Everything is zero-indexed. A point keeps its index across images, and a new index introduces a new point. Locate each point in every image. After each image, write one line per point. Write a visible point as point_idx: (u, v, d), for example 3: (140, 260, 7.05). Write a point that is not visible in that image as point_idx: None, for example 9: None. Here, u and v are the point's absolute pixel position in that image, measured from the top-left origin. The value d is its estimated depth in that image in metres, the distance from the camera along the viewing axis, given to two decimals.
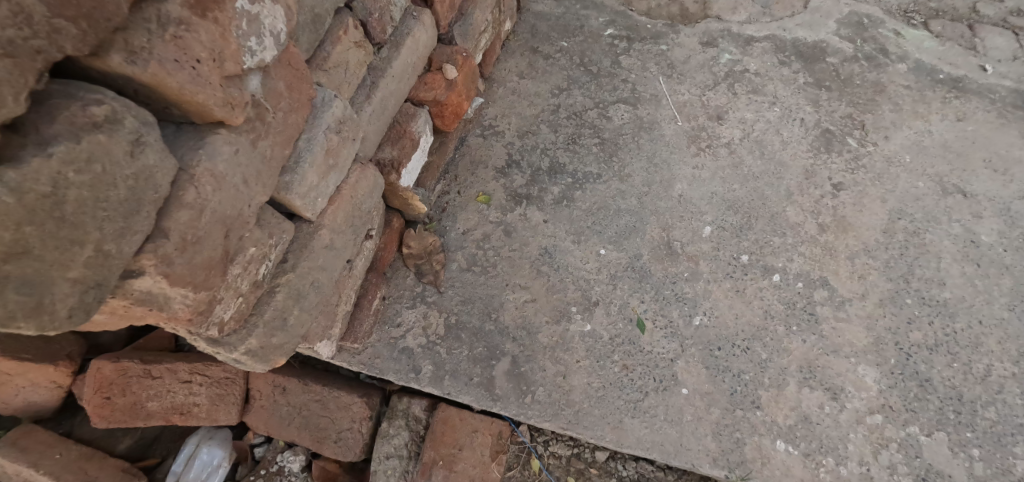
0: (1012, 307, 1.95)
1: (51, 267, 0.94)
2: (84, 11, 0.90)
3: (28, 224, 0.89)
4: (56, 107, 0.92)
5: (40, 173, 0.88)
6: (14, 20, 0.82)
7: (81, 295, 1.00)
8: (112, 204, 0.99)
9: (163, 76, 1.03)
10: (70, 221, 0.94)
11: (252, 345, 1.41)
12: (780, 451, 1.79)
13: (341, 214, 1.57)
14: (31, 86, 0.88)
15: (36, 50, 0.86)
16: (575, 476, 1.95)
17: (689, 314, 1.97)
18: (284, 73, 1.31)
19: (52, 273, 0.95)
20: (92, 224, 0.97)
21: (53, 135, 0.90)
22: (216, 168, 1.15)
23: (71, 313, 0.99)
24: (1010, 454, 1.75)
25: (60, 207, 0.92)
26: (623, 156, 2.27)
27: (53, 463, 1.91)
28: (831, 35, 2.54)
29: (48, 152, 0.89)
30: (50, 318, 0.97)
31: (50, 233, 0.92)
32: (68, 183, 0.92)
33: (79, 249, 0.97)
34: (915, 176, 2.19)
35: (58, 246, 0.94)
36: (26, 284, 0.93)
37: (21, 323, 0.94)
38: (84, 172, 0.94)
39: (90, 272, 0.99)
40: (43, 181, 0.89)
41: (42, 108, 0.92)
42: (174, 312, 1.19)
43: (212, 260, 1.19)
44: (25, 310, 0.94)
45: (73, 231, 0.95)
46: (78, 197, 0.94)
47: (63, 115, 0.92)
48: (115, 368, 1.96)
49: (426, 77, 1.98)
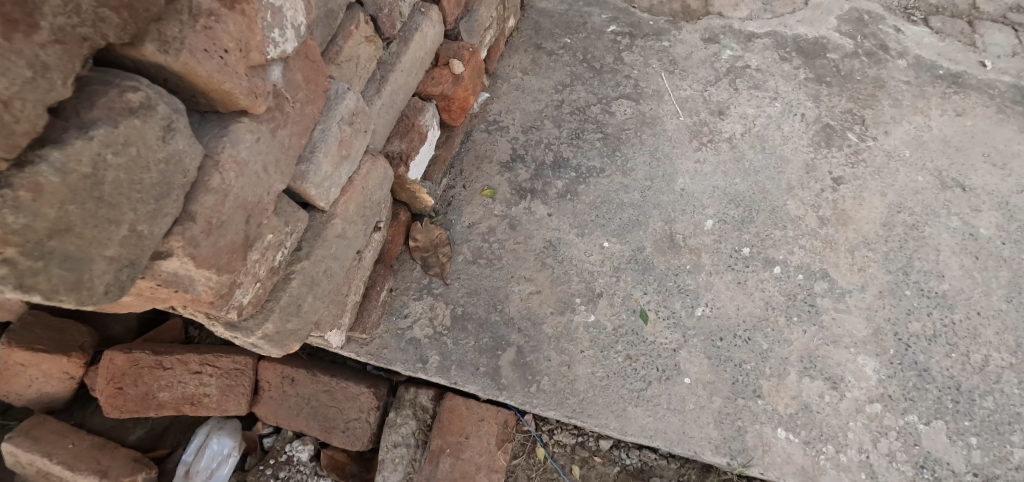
0: (1010, 299, 1.98)
1: (90, 245, 0.97)
2: (126, 2, 0.94)
3: (70, 203, 0.93)
4: (95, 93, 0.96)
5: (82, 154, 0.92)
6: (63, 9, 0.86)
7: (117, 272, 1.03)
8: (146, 186, 1.03)
9: (194, 65, 1.07)
10: (107, 202, 0.98)
11: (268, 329, 1.44)
12: (781, 439, 1.82)
13: (353, 205, 1.60)
14: (76, 71, 0.91)
15: (83, 37, 0.90)
16: (579, 464, 1.99)
17: (692, 305, 2.00)
18: (302, 65, 1.35)
19: (91, 250, 0.98)
20: (127, 204, 1.01)
21: (93, 119, 0.94)
22: (240, 155, 1.19)
23: (108, 289, 1.02)
24: (1007, 442, 1.79)
25: (99, 187, 0.96)
26: (625, 150, 2.31)
27: (66, 453, 1.94)
28: (832, 31, 2.57)
29: (89, 135, 0.92)
30: (89, 294, 0.99)
31: (90, 212, 0.96)
32: (107, 164, 0.96)
33: (116, 229, 1.00)
34: (915, 170, 2.23)
35: (96, 224, 0.97)
36: (68, 260, 0.95)
37: (63, 297, 0.97)
38: (121, 155, 0.97)
39: (125, 251, 1.02)
40: (84, 162, 0.92)
41: (82, 94, 0.95)
42: (198, 295, 1.22)
43: (234, 245, 1.23)
44: (67, 285, 0.96)
45: (109, 211, 0.99)
46: (115, 179, 0.98)
47: (102, 101, 0.96)
48: (127, 358, 2.00)
49: (433, 72, 2.01)
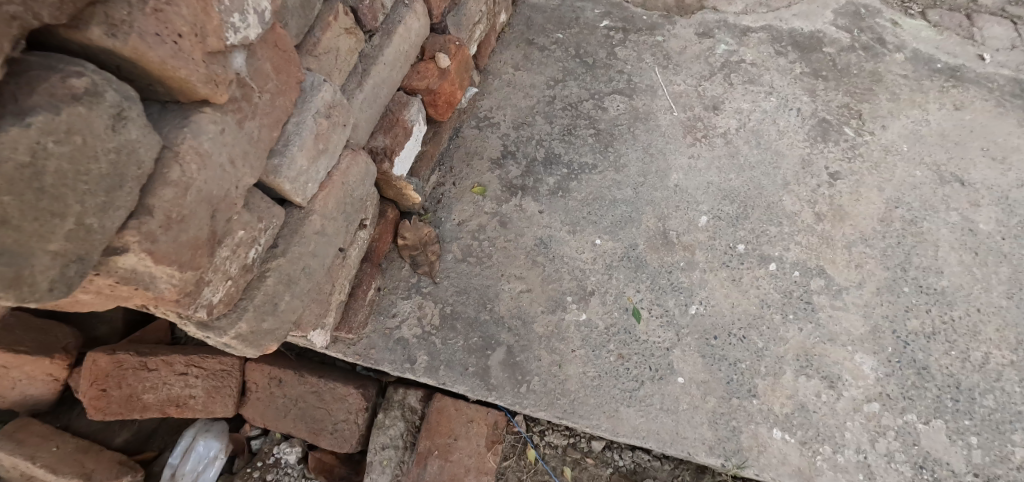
0: (1010, 295, 1.94)
1: (31, 238, 0.94)
2: None
3: (5, 194, 0.89)
4: (35, 78, 0.93)
5: (18, 142, 0.88)
6: None
7: (63, 268, 0.99)
8: (93, 178, 0.99)
9: (145, 50, 1.03)
10: (49, 193, 0.94)
11: (242, 329, 1.41)
12: (776, 439, 1.78)
13: (332, 200, 1.57)
14: (8, 53, 0.88)
15: (11, 16, 0.87)
16: (570, 466, 1.95)
17: (685, 303, 1.97)
18: (270, 54, 1.31)
19: (32, 244, 0.94)
20: (73, 196, 0.97)
21: (32, 105, 0.90)
22: (201, 146, 1.16)
23: (53, 286, 0.99)
24: (1009, 442, 1.75)
25: (39, 178, 0.92)
26: (618, 146, 2.27)
27: (49, 456, 1.91)
28: (828, 25, 2.53)
29: (26, 122, 0.89)
30: (30, 290, 0.96)
31: (29, 204, 0.92)
32: (48, 153, 0.92)
33: (60, 222, 0.96)
34: (913, 165, 2.19)
35: (38, 217, 0.94)
36: (5, 255, 0.92)
37: (1, 292, 0.93)
38: (64, 143, 0.94)
39: (71, 245, 0.99)
40: (21, 150, 0.89)
41: (22, 79, 0.92)
42: (161, 292, 1.19)
43: (198, 240, 1.20)
44: (4, 280, 0.93)
45: (52, 203, 0.95)
46: (58, 169, 0.94)
47: (42, 86, 0.92)
48: (111, 360, 1.95)
49: (420, 66, 1.97)
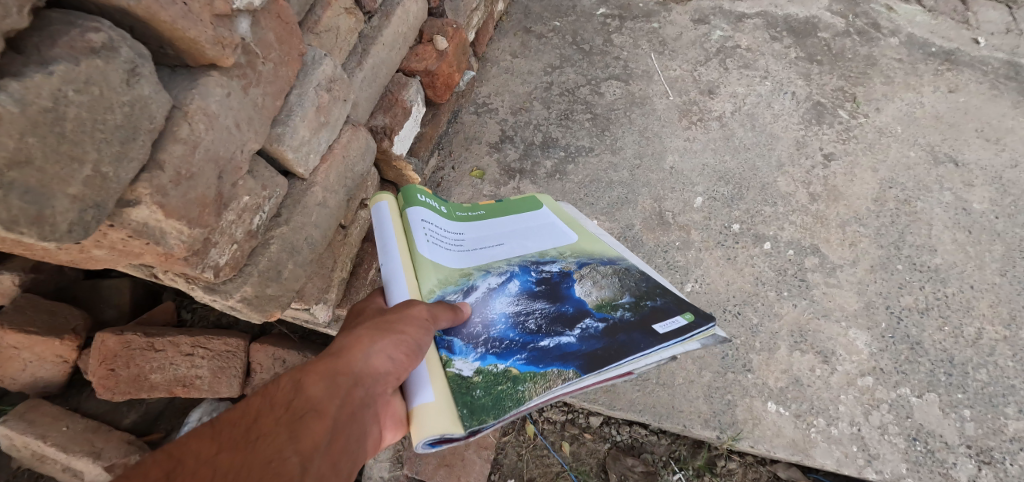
0: (1003, 273, 1.97)
1: (52, 180, 0.99)
2: None
3: (30, 135, 0.94)
4: (56, 32, 0.98)
5: (42, 88, 0.94)
6: None
7: (81, 212, 1.03)
8: (110, 128, 1.04)
9: (156, 10, 1.07)
10: (70, 138, 0.99)
11: (247, 293, 1.44)
12: (771, 412, 1.80)
13: (333, 173, 1.62)
14: (32, 4, 0.94)
15: None
16: (568, 440, 1.88)
17: (681, 281, 2.00)
18: (274, 24, 1.35)
19: (52, 186, 0.99)
20: (91, 143, 1.02)
21: (54, 56, 0.96)
22: (209, 108, 1.20)
23: (72, 229, 1.03)
24: (1001, 414, 1.76)
25: (60, 123, 0.97)
26: (614, 130, 2.31)
27: (60, 435, 1.96)
28: (824, 10, 2.57)
29: (49, 70, 0.95)
30: (52, 230, 1.00)
31: (52, 147, 0.97)
32: (68, 100, 0.97)
33: (78, 167, 1.01)
34: (907, 146, 2.22)
35: (58, 161, 0.99)
36: (29, 193, 0.97)
37: (24, 229, 0.97)
38: (83, 93, 0.99)
39: (89, 191, 1.03)
40: (43, 95, 0.94)
41: (44, 33, 0.98)
42: (171, 248, 1.23)
43: (206, 198, 1.24)
44: (27, 217, 0.97)
45: (72, 148, 1.00)
46: (78, 116, 0.99)
47: (63, 40, 0.98)
48: (119, 340, 2.01)
49: (417, 48, 2.02)
